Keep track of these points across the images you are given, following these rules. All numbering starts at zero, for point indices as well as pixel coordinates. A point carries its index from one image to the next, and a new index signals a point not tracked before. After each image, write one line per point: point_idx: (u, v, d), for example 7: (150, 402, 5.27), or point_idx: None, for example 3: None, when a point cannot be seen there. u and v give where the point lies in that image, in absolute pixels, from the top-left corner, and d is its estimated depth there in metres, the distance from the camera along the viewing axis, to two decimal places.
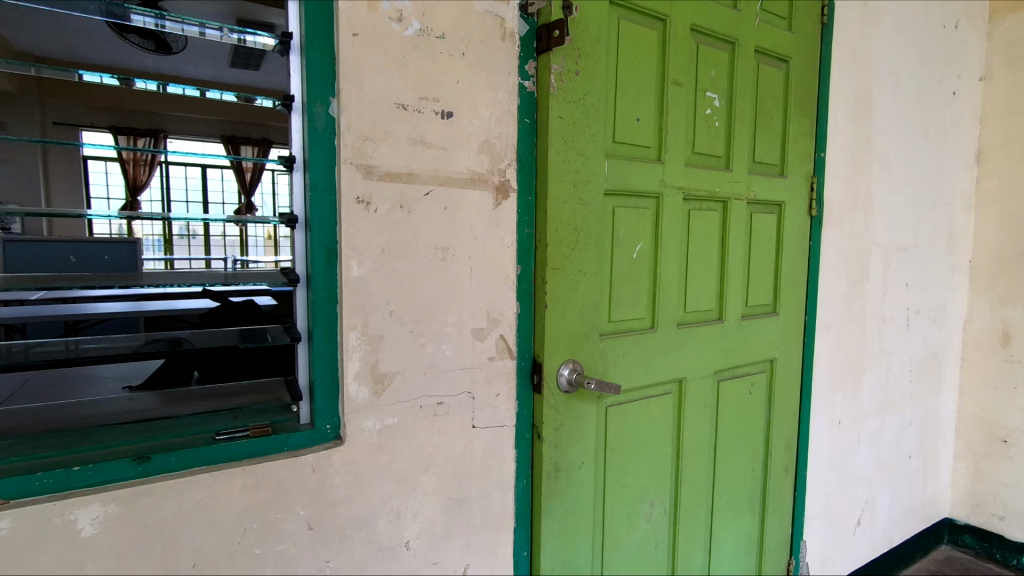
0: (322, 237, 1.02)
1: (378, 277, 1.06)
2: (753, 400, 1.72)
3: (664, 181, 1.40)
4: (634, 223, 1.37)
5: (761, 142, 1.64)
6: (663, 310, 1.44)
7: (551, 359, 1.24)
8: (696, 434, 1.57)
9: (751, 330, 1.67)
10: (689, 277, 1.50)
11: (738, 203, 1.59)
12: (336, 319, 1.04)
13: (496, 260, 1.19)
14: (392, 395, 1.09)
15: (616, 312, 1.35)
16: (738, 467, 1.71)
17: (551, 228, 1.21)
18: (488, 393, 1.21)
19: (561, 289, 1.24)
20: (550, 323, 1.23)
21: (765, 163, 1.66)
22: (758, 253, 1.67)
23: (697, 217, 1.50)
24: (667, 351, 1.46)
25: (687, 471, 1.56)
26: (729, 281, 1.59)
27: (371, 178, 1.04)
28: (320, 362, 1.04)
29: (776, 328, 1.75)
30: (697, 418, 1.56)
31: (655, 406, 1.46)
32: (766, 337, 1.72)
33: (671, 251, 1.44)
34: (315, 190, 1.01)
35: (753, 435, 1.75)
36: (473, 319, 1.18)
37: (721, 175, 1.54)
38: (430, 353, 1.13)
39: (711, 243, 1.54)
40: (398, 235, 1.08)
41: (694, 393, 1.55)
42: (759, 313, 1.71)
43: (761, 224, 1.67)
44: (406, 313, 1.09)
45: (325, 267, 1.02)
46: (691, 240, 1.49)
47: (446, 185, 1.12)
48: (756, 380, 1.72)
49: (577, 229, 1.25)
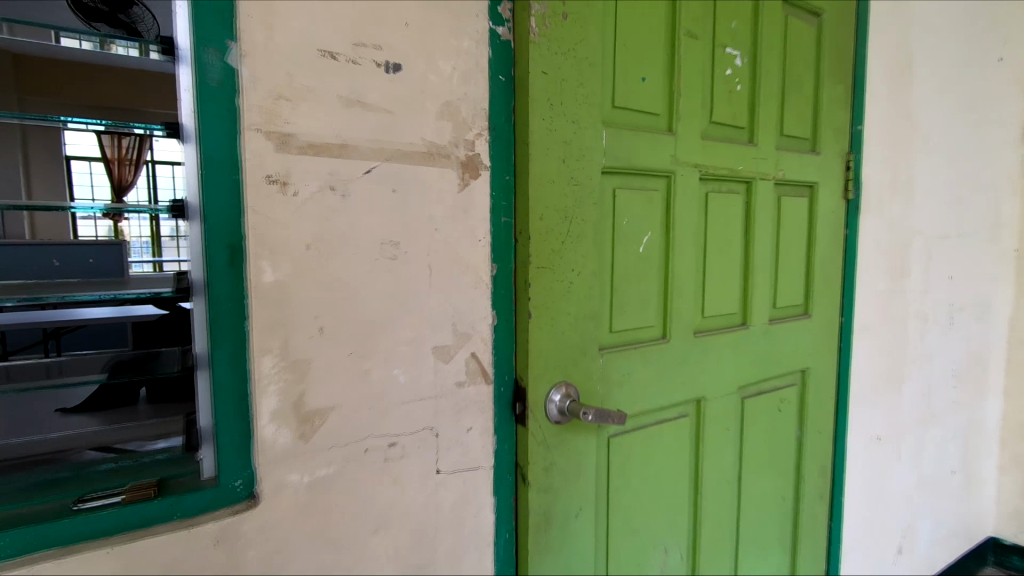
0: (224, 231, 0.76)
1: (302, 283, 0.80)
2: (783, 419, 1.46)
3: (676, 157, 1.14)
4: (641, 210, 1.10)
5: (790, 111, 1.37)
6: (678, 316, 1.18)
7: (538, 382, 0.98)
8: (717, 463, 1.31)
9: (781, 336, 1.41)
10: (708, 274, 1.23)
11: (764, 184, 1.32)
12: (247, 340, 0.78)
13: (465, 258, 0.93)
14: (326, 437, 0.83)
15: (620, 319, 1.09)
16: (766, 497, 1.45)
17: (536, 215, 0.95)
18: (458, 427, 0.95)
19: (550, 293, 0.97)
20: (535, 336, 0.97)
21: (795, 137, 1.39)
22: (787, 244, 1.40)
23: (716, 202, 1.23)
24: (683, 366, 1.20)
25: (708, 508, 1.30)
26: (756, 278, 1.33)
27: (287, 150, 0.78)
28: (225, 398, 0.78)
29: (808, 333, 1.48)
30: (718, 443, 1.30)
31: (669, 432, 1.20)
32: (797, 344, 1.46)
33: (686, 244, 1.17)
34: (211, 168, 0.75)
35: (783, 459, 1.49)
36: (436, 334, 0.91)
37: (745, 150, 1.27)
38: (379, 380, 0.86)
39: (733, 233, 1.28)
40: (329, 226, 0.81)
41: (717, 415, 1.29)
42: (788, 316, 1.45)
43: (791, 210, 1.40)
44: (342, 328, 0.83)
45: (229, 271, 0.76)
46: (710, 229, 1.23)
47: (396, 161, 0.85)
48: (786, 395, 1.46)
49: (569, 217, 0.99)
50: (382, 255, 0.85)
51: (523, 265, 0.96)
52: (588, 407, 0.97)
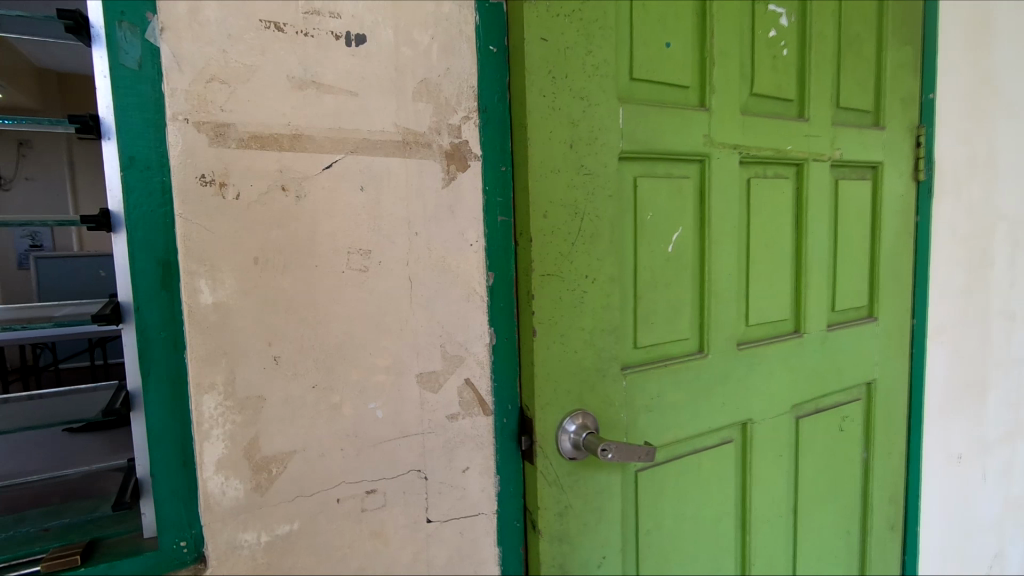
0: (151, 244, 0.63)
1: (250, 305, 0.66)
2: (846, 440, 1.25)
3: (710, 137, 0.95)
4: (669, 202, 0.92)
5: (848, 79, 1.16)
6: (718, 326, 0.99)
7: (547, 413, 0.82)
8: (767, 495, 1.12)
9: (843, 344, 1.20)
10: (753, 274, 1.04)
11: (818, 166, 1.12)
12: (185, 374, 0.65)
13: (454, 266, 0.78)
14: (286, 488, 0.69)
15: (645, 332, 0.92)
16: (827, 531, 1.24)
17: (538, 212, 0.78)
18: (452, 468, 0.79)
19: (559, 306, 0.81)
20: (541, 358, 0.80)
21: (853, 110, 1.18)
22: (847, 236, 1.20)
23: (761, 189, 1.04)
24: (725, 385, 1.01)
25: (758, 549, 1.11)
26: (810, 277, 1.13)
27: (225, 145, 0.64)
28: (162, 445, 0.65)
29: (873, 339, 1.27)
30: (768, 472, 1.11)
31: (710, 462, 1.02)
32: (860, 353, 1.25)
33: (725, 241, 0.99)
34: (133, 169, 0.62)
35: (847, 486, 1.28)
36: (421, 359, 0.76)
37: (793, 127, 1.07)
38: (350, 417, 0.72)
39: (782, 226, 1.08)
40: (280, 235, 0.67)
41: (767, 438, 1.10)
42: (850, 320, 1.24)
43: (850, 196, 1.19)
44: (302, 357, 0.69)
45: (160, 292, 0.63)
46: (755, 222, 1.04)
47: (362, 152, 0.71)
48: (848, 412, 1.25)
49: (579, 213, 0.82)
50: (349, 267, 0.71)
51: (524, 272, 0.80)
52: (604, 442, 0.79)
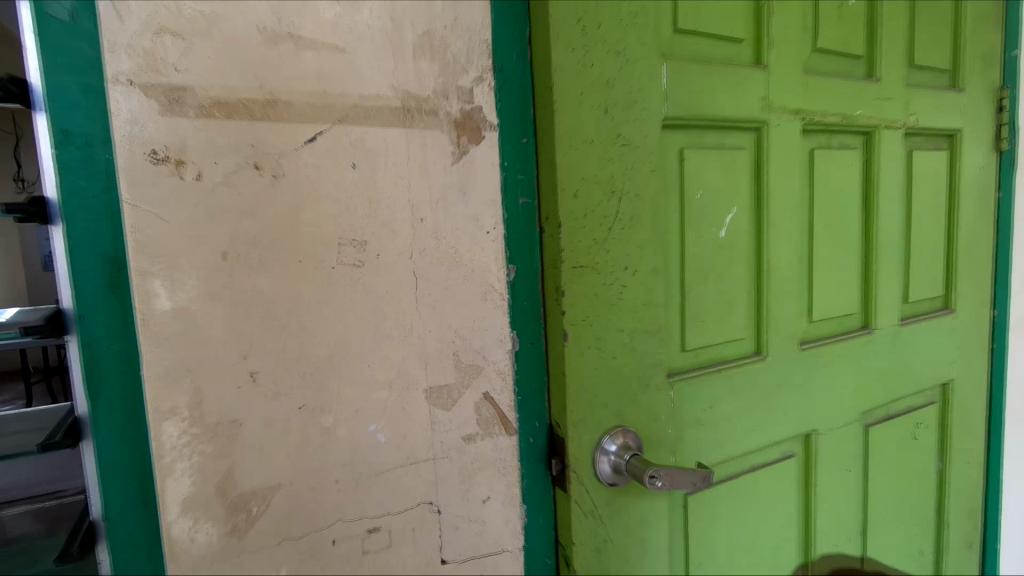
0: (94, 239, 0.50)
1: (218, 310, 0.54)
2: (921, 448, 1.10)
3: (768, 101, 0.81)
4: (721, 178, 0.78)
5: (923, 33, 0.99)
6: (778, 323, 0.85)
7: (581, 431, 0.68)
8: (833, 515, 0.97)
9: (917, 340, 1.05)
10: (816, 261, 0.89)
11: (890, 135, 0.96)
12: (142, 397, 0.53)
13: (467, 259, 0.65)
14: (269, 530, 0.58)
15: (695, 333, 0.78)
16: (899, 553, 1.09)
17: (567, 192, 0.65)
18: (469, 499, 0.67)
19: (593, 305, 0.68)
20: (574, 367, 0.67)
21: (929, 69, 1.02)
22: (921, 216, 1.04)
23: (825, 162, 0.89)
24: (787, 391, 0.87)
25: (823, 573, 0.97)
26: (881, 263, 0.98)
27: (181, 113, 0.52)
28: (116, 485, 0.53)
29: (951, 334, 1.11)
30: (834, 490, 0.96)
31: (771, 479, 0.88)
32: (936, 350, 1.09)
33: (784, 224, 0.84)
34: (68, 146, 0.49)
35: (920, 500, 1.12)
36: (430, 371, 0.64)
37: (862, 89, 0.91)
38: (345, 443, 0.60)
39: (849, 206, 0.93)
40: (255, 224, 0.55)
41: (836, 450, 0.95)
42: (924, 312, 1.08)
43: (925, 170, 1.03)
44: (285, 372, 0.57)
45: (107, 299, 0.51)
46: (818, 201, 0.89)
47: (353, 122, 0.58)
48: (922, 418, 1.09)
49: (615, 192, 0.68)
50: (340, 262, 0.59)
51: (552, 264, 0.67)
52: (652, 467, 0.66)
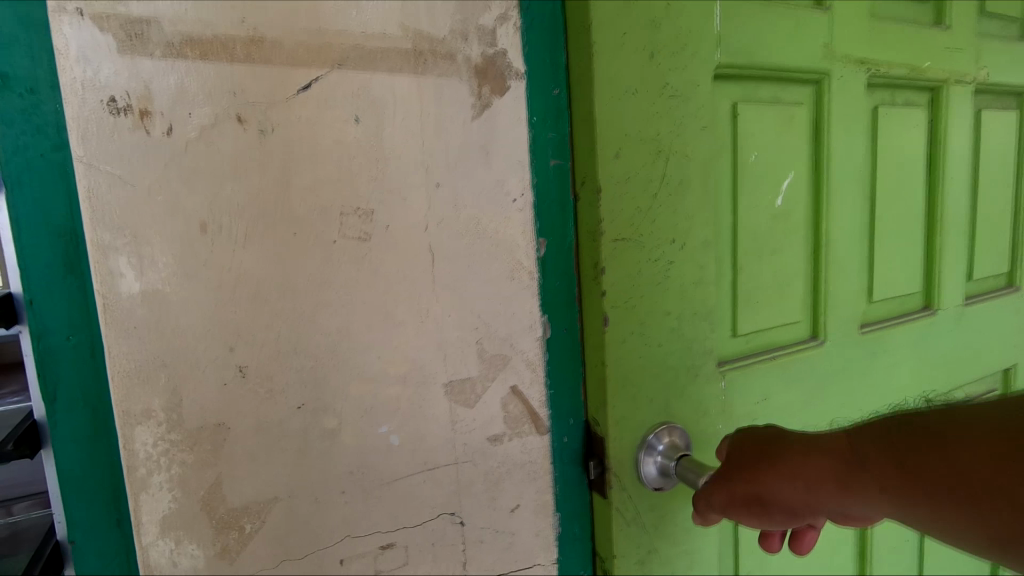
0: (43, 207, 0.41)
1: (198, 293, 0.45)
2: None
3: (831, 48, 0.70)
4: (778, 137, 0.68)
5: None
6: (838, 304, 0.75)
7: (623, 430, 0.59)
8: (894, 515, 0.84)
9: (982, 322, 0.94)
10: (878, 234, 0.79)
11: (959, 90, 0.85)
12: (109, 399, 0.44)
13: (491, 231, 0.55)
14: (266, 550, 0.50)
15: (748, 316, 0.68)
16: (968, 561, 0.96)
17: (607, 151, 0.55)
18: (496, 509, 0.58)
19: (637, 284, 0.58)
20: (615, 356, 0.58)
21: (1003, 18, 0.90)
22: (988, 184, 0.93)
23: (890, 121, 0.78)
24: (845, 380, 0.78)
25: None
26: (946, 237, 0.87)
27: (144, 52, 0.42)
28: (82, 503, 0.44)
29: (1017, 315, 1.00)
30: None
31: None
32: (1002, 333, 0.98)
33: (846, 191, 0.74)
34: (7, 92, 0.40)
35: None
36: (449, 363, 0.55)
37: (930, 38, 0.80)
38: (353, 447, 0.51)
39: (914, 171, 0.82)
40: (239, 189, 0.46)
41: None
42: (989, 291, 0.97)
43: (994, 133, 0.92)
44: (280, 366, 0.48)
45: (62, 281, 0.42)
46: (882, 167, 0.78)
47: (355, 66, 0.48)
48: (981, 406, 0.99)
49: (661, 152, 0.58)
50: (342, 235, 0.49)
51: (589, 236, 0.57)
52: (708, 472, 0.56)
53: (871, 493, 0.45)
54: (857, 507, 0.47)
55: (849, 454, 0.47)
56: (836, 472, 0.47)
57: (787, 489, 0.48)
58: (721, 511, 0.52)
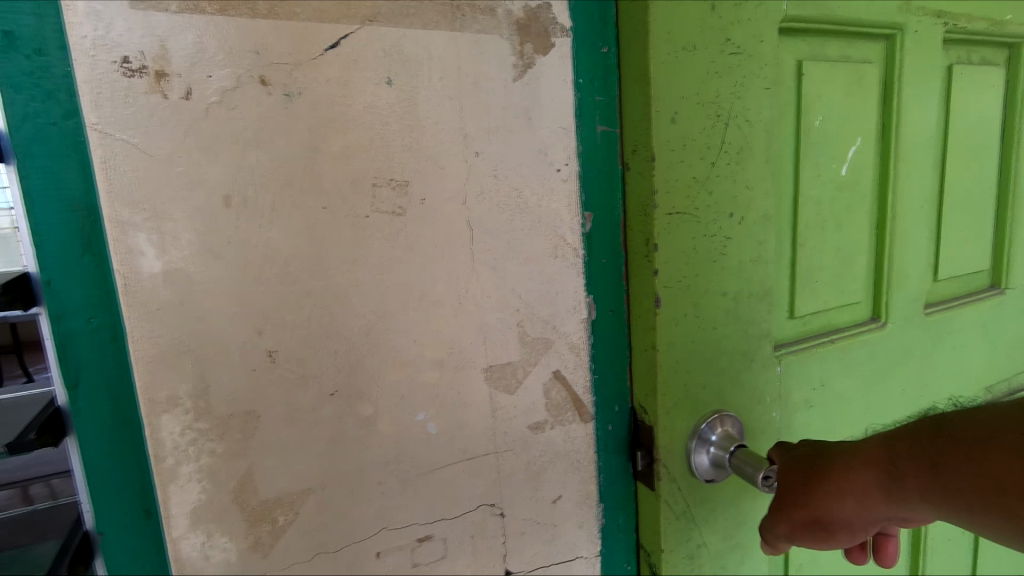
0: (56, 180, 0.38)
1: (223, 273, 0.42)
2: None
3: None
4: (846, 100, 0.61)
5: None
6: (903, 283, 0.69)
7: (673, 416, 0.55)
8: None
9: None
10: (948, 205, 0.73)
11: None
12: (132, 385, 0.41)
13: (533, 204, 0.51)
14: (300, 542, 0.47)
15: (807, 295, 0.63)
16: None
17: (663, 115, 0.49)
18: (538, 500, 0.55)
19: (692, 262, 0.53)
20: (667, 340, 0.53)
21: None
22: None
23: (965, 82, 0.71)
24: (907, 363, 0.72)
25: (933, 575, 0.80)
26: None
27: (159, 6, 0.38)
28: (108, 494, 0.42)
29: None
30: None
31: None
32: None
33: (917, 160, 0.67)
34: (12, 53, 0.36)
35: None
36: (489, 346, 0.51)
37: None
38: (389, 436, 0.48)
39: (991, 137, 0.74)
40: (265, 159, 0.42)
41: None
42: None
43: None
44: (311, 351, 0.45)
45: (79, 260, 0.39)
46: (955, 131, 0.71)
47: (387, 21, 0.44)
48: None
49: (721, 116, 0.52)
50: (375, 209, 0.45)
51: (641, 210, 0.52)
52: (766, 466, 0.52)
53: (918, 504, 0.42)
54: (910, 514, 0.43)
55: (887, 464, 0.43)
56: (879, 485, 0.43)
57: (838, 508, 0.45)
58: (789, 539, 0.49)
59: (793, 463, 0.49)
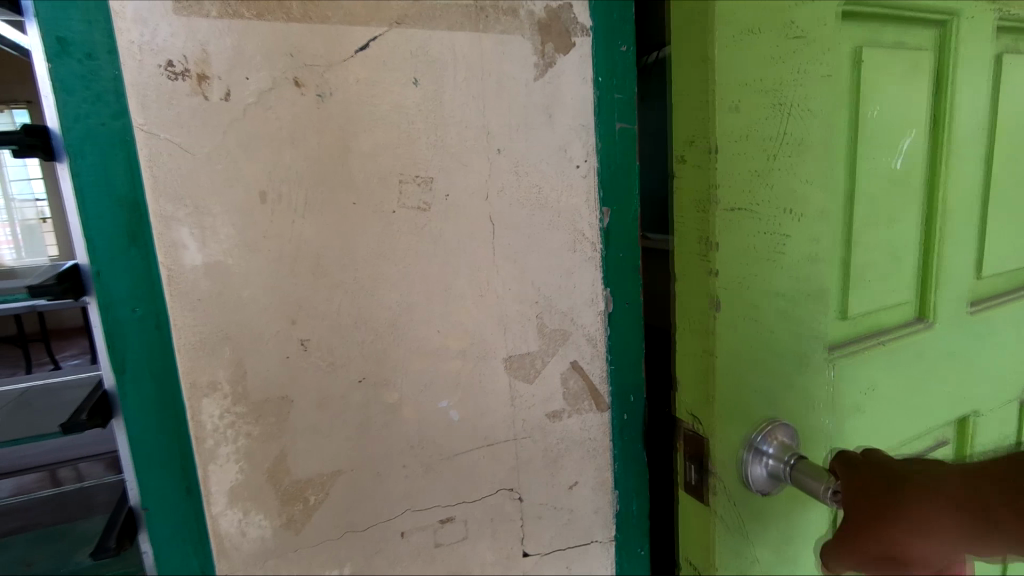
0: (105, 177, 0.40)
1: (258, 265, 0.44)
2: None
3: None
4: (901, 87, 0.57)
5: None
6: (954, 283, 0.65)
7: (728, 420, 0.54)
8: None
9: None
10: (1014, 199, 0.67)
11: None
12: (175, 370, 0.44)
13: (553, 199, 0.52)
14: (329, 522, 0.50)
15: (859, 298, 0.59)
16: None
17: (725, 106, 0.49)
18: (555, 485, 0.57)
19: (749, 259, 0.53)
20: (722, 340, 0.53)
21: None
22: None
23: None
24: (960, 368, 0.68)
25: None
26: None
27: (200, 12, 0.40)
28: (153, 472, 0.45)
29: None
30: None
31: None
32: None
33: (973, 151, 0.62)
34: (66, 57, 0.39)
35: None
36: (509, 336, 0.53)
37: None
38: (413, 422, 0.51)
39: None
40: (298, 157, 0.44)
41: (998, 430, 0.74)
42: None
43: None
44: (341, 340, 0.47)
45: (126, 252, 0.42)
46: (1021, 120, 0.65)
47: (414, 23, 0.46)
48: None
49: (783, 107, 0.51)
50: (401, 205, 0.47)
51: (699, 205, 0.53)
52: (829, 479, 0.50)
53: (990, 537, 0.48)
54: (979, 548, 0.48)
55: (964, 504, 0.48)
56: (962, 524, 0.48)
57: (918, 546, 0.48)
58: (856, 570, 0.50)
59: (854, 487, 0.50)
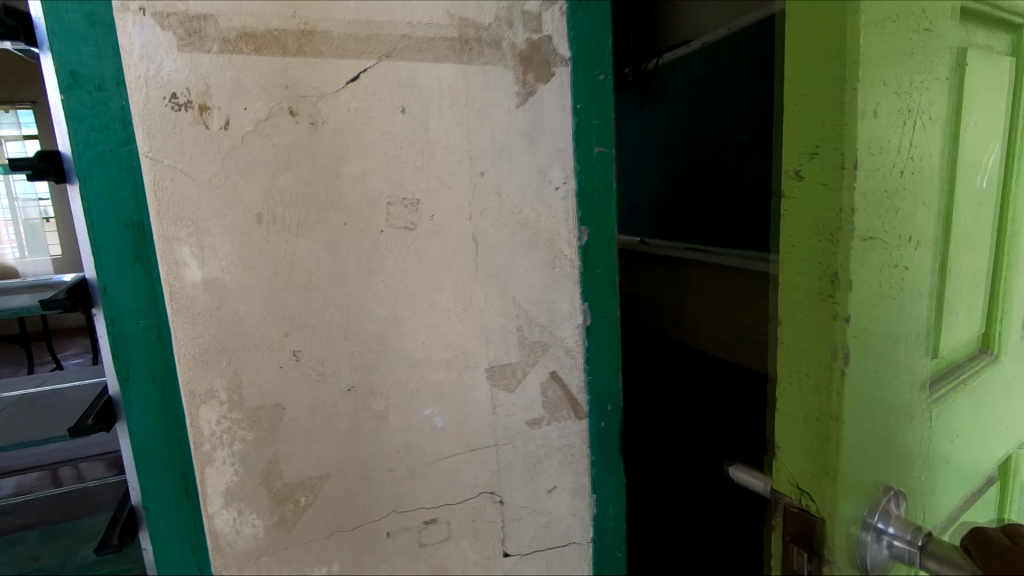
0: (113, 200, 0.44)
1: (254, 281, 0.48)
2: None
3: None
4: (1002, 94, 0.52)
5: None
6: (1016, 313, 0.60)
7: (849, 497, 0.44)
8: None
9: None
10: None
11: None
12: (176, 379, 0.47)
13: (533, 219, 0.55)
14: (318, 522, 0.53)
15: (959, 329, 0.53)
16: None
17: (865, 121, 0.39)
18: (534, 489, 0.60)
19: (880, 296, 0.43)
20: (851, 396, 0.43)
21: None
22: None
23: None
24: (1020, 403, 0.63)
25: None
26: None
27: (203, 48, 0.44)
28: (153, 474, 0.48)
29: None
30: None
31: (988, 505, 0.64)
32: None
33: None
34: (78, 91, 0.42)
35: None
36: (490, 348, 0.56)
37: None
38: (399, 428, 0.54)
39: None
40: (292, 181, 0.47)
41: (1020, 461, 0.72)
42: None
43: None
44: (331, 351, 0.50)
45: (131, 269, 0.45)
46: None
47: (402, 57, 0.49)
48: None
49: (913, 115, 0.43)
50: (389, 225, 0.51)
51: (824, 234, 0.42)
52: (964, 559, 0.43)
53: None
54: None
55: None
56: None
57: None
58: None
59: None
